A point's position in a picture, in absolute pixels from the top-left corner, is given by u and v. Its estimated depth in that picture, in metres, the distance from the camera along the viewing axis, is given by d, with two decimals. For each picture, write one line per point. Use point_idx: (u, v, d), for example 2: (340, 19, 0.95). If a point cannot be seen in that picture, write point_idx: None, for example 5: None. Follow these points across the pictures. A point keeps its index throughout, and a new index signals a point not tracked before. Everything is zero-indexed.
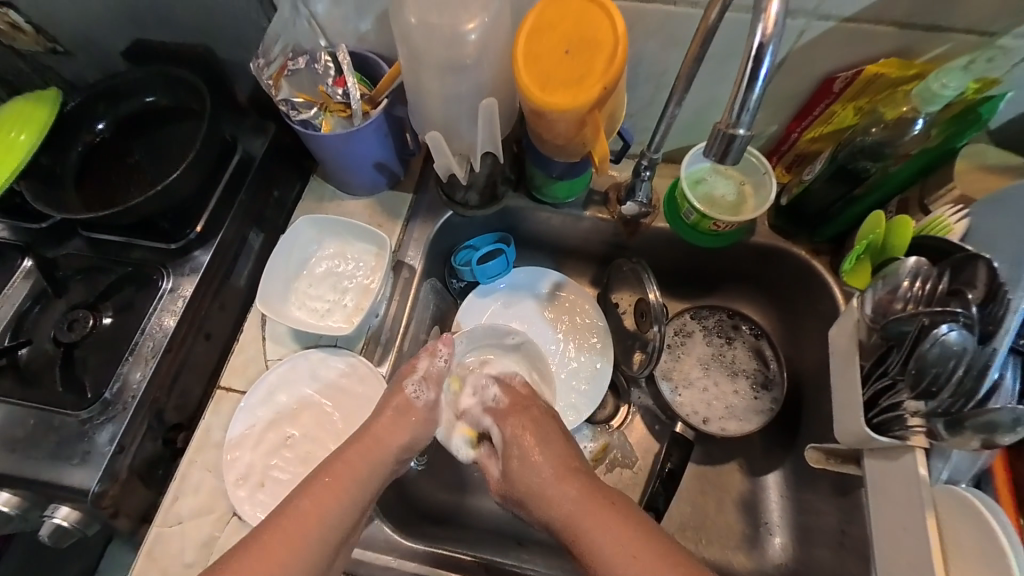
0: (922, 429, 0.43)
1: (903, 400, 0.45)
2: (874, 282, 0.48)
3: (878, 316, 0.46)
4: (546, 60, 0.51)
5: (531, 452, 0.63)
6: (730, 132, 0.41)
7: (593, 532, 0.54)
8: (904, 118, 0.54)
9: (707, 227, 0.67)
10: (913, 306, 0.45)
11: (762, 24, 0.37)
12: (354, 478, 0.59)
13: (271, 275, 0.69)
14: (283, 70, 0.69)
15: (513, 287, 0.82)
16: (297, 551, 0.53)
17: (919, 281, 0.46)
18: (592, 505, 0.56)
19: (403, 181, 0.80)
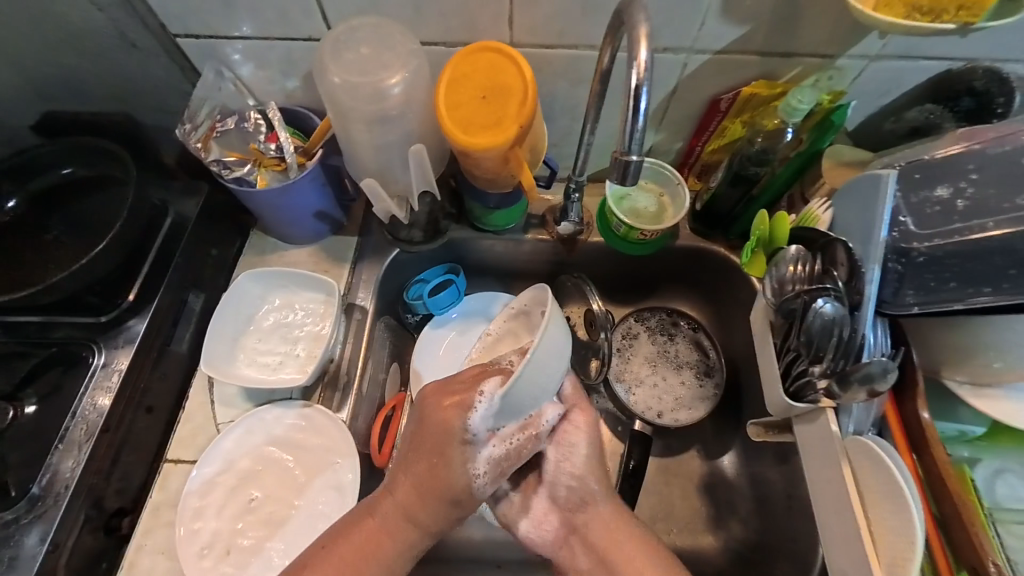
0: (824, 391, 0.50)
1: (806, 368, 0.51)
2: (767, 269, 0.55)
3: (774, 299, 0.54)
4: (465, 107, 0.56)
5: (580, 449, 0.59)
6: (624, 159, 0.47)
7: (628, 554, 0.56)
8: (778, 127, 0.64)
9: (635, 237, 0.74)
10: (798, 286, 0.52)
11: (636, 68, 0.43)
12: (427, 492, 0.55)
13: (214, 336, 0.68)
14: (211, 132, 0.69)
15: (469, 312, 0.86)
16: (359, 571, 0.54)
17: (800, 265, 0.53)
18: (629, 535, 0.57)
19: (347, 225, 0.81)
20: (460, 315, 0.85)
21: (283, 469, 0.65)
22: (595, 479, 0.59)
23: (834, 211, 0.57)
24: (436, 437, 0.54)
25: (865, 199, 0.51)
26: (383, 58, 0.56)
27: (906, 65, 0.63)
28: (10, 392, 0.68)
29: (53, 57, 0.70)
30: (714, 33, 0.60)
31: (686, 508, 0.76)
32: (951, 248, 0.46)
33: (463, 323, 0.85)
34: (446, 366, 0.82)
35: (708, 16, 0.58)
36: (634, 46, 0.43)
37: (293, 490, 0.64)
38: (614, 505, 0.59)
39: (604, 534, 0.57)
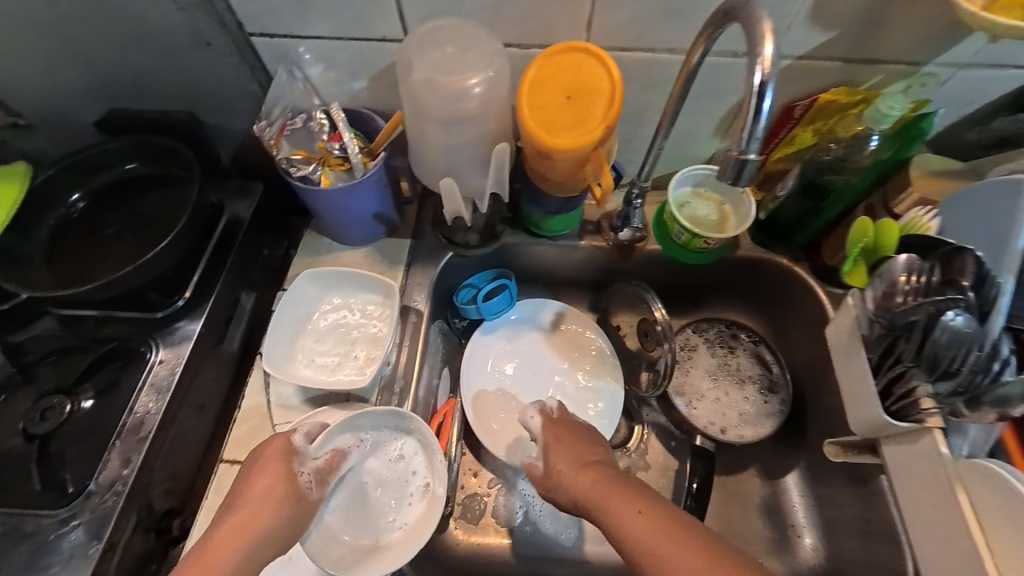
0: (936, 411, 0.47)
1: (915, 386, 0.48)
2: (871, 280, 0.50)
3: (883, 311, 0.49)
4: (549, 107, 0.55)
5: (555, 450, 0.62)
6: (742, 158, 0.45)
7: (610, 508, 0.52)
8: (860, 135, 0.62)
9: (697, 246, 0.72)
10: (912, 298, 0.47)
11: (761, 65, 0.42)
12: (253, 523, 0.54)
13: (274, 336, 0.67)
14: (282, 131, 0.69)
15: (519, 319, 0.84)
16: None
17: (914, 275, 0.48)
18: (608, 487, 0.54)
19: (400, 228, 0.81)
20: (507, 323, 0.84)
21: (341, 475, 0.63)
22: (561, 456, 0.61)
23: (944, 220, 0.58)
24: (274, 470, 0.57)
25: (997, 209, 0.53)
26: (466, 58, 0.55)
27: (991, 77, 0.61)
28: (67, 387, 0.67)
29: (124, 55, 0.71)
30: (797, 39, 0.59)
31: (747, 529, 0.73)
32: None
33: (511, 330, 0.84)
34: (496, 374, 0.81)
35: (794, 21, 0.57)
36: (757, 42, 0.42)
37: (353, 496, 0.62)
38: (584, 466, 0.58)
39: (582, 493, 0.56)
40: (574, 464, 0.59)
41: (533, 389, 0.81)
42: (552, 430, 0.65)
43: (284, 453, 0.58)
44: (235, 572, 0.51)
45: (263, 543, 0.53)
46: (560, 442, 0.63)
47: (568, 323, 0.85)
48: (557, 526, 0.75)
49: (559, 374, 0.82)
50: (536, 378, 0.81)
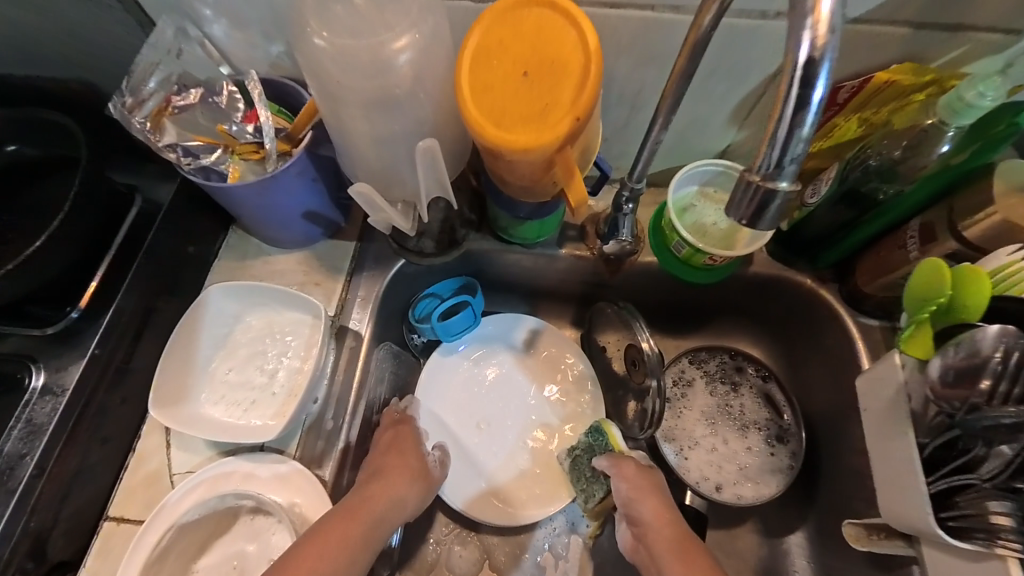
0: (1013, 542, 0.35)
1: (988, 505, 0.37)
2: (942, 346, 0.37)
3: (950, 389, 0.37)
4: (499, 88, 0.40)
5: (644, 481, 0.57)
6: (766, 186, 0.31)
7: None
8: (926, 131, 0.47)
9: (700, 262, 0.58)
10: (1000, 387, 0.36)
11: (811, 29, 0.27)
12: (372, 513, 0.51)
13: (172, 365, 0.54)
14: (167, 107, 0.54)
15: (489, 335, 0.71)
16: (340, 554, 0.47)
17: (1006, 356, 0.35)
18: (686, 548, 0.52)
19: (345, 229, 0.67)
20: (473, 341, 0.71)
21: (247, 526, 0.51)
22: (652, 496, 0.56)
23: None
24: (371, 464, 0.55)
25: None
26: (383, 10, 0.40)
27: None
28: None
29: None
30: None
31: None
32: None
33: (479, 348, 0.71)
34: (456, 403, 0.68)
35: None
36: None
37: (252, 557, 0.49)
38: (675, 524, 0.54)
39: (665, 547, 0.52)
40: (661, 511, 0.55)
41: (499, 422, 0.68)
42: (635, 469, 0.58)
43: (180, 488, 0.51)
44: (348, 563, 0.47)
45: (375, 531, 0.50)
46: (651, 484, 0.57)
47: (546, 342, 0.71)
48: None
49: (534, 402, 0.69)
50: (504, 408, 0.69)
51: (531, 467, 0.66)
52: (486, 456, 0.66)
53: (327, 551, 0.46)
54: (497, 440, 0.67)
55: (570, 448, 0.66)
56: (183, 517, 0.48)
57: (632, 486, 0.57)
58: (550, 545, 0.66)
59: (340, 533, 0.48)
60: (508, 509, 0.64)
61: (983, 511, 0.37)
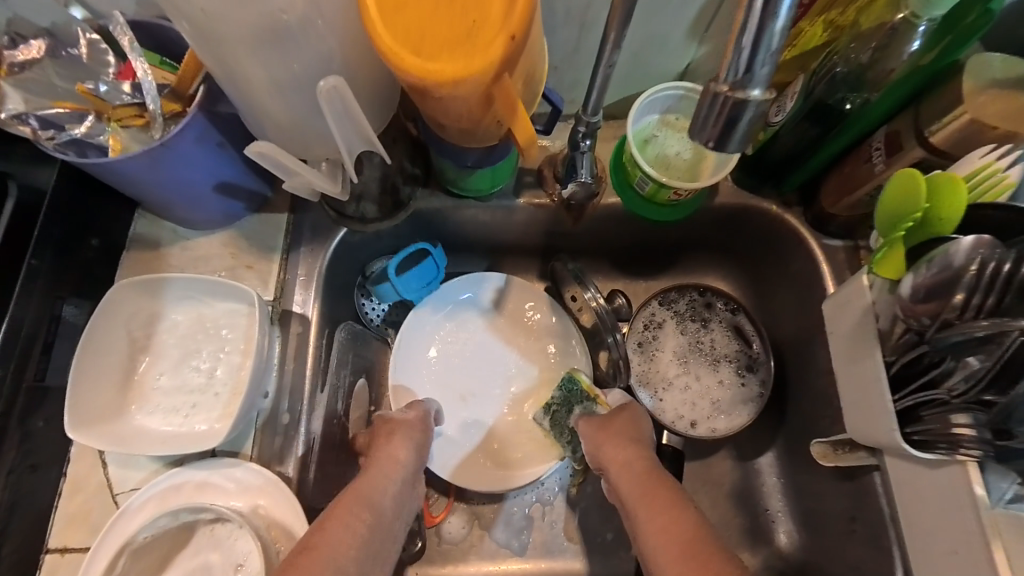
0: (973, 452, 0.36)
1: (951, 416, 0.37)
2: (914, 265, 0.36)
3: (916, 310, 0.36)
4: (416, 8, 0.34)
5: (602, 430, 0.56)
6: (736, 97, 0.27)
7: (654, 521, 0.47)
8: (895, 29, 0.43)
9: (665, 198, 0.55)
10: (973, 300, 0.34)
11: None
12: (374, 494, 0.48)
13: (88, 376, 0.48)
14: (6, 66, 0.44)
15: (459, 298, 0.66)
16: (348, 534, 0.44)
17: (975, 267, 0.34)
18: (650, 486, 0.49)
19: (271, 201, 0.59)
20: (443, 305, 0.66)
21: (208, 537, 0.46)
22: (609, 441, 0.55)
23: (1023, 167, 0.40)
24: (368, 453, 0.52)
25: None
26: None
27: None
28: None
29: None
30: None
31: (719, 520, 0.64)
32: None
33: (449, 314, 0.66)
34: (436, 372, 0.64)
35: None
36: None
37: (218, 568, 0.45)
38: (640, 463, 0.52)
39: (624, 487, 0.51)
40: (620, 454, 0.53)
41: (481, 390, 0.65)
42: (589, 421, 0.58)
43: (128, 507, 0.47)
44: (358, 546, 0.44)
45: (380, 512, 0.47)
46: (611, 429, 0.56)
47: (517, 299, 0.67)
48: (509, 534, 0.65)
49: (513, 363, 0.66)
50: (481, 373, 0.65)
51: (513, 427, 0.64)
52: (466, 425, 0.63)
53: (330, 528, 0.43)
54: (479, 406, 0.64)
55: (545, 406, 0.63)
56: (136, 536, 0.44)
57: (592, 436, 0.56)
58: (536, 496, 0.66)
59: (336, 517, 0.44)
60: (498, 474, 0.62)
61: (945, 423, 0.37)
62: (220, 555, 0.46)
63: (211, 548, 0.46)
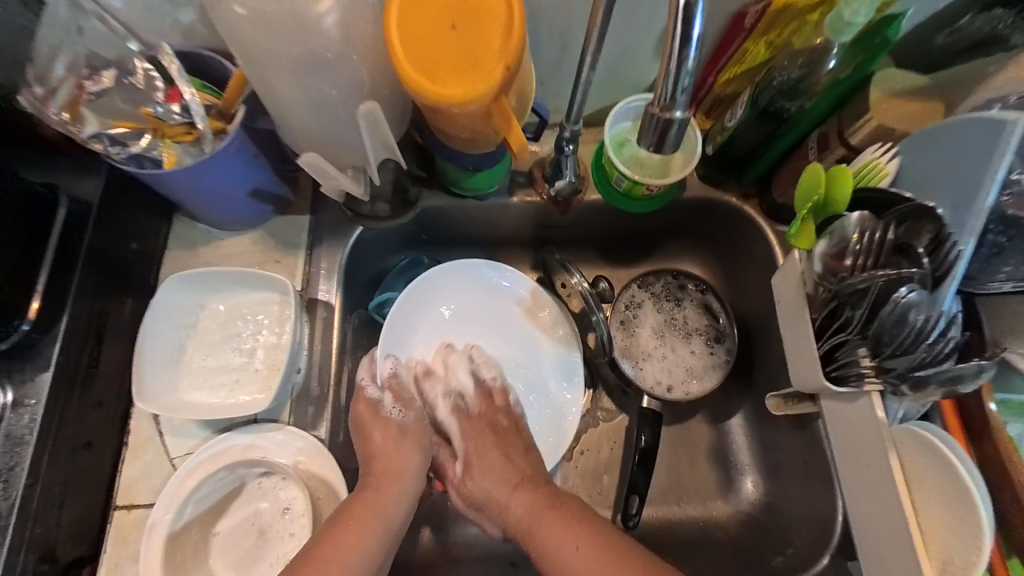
0: (876, 381, 0.45)
1: (857, 354, 0.46)
2: (821, 239, 0.46)
3: (829, 275, 0.46)
4: (430, 41, 0.42)
5: (489, 453, 0.63)
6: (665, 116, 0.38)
7: (551, 531, 0.54)
8: (818, 49, 0.52)
9: (640, 193, 0.64)
10: (861, 259, 0.45)
11: None
12: (377, 512, 0.55)
13: (144, 357, 0.55)
14: (81, 94, 0.52)
15: (480, 270, 0.69)
16: (359, 542, 0.52)
17: (866, 234, 0.44)
18: (546, 506, 0.56)
19: (294, 203, 0.67)
20: (457, 270, 0.69)
21: (254, 490, 0.56)
22: (501, 469, 0.61)
23: (903, 161, 0.48)
24: (377, 452, 0.59)
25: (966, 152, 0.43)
26: None
27: None
28: None
29: None
30: None
31: (697, 476, 0.73)
32: None
33: (444, 282, 0.69)
34: (435, 330, 0.68)
35: None
36: None
37: (267, 514, 0.55)
38: (525, 484, 0.60)
39: (514, 511, 0.58)
40: (511, 481, 0.61)
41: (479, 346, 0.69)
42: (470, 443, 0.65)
43: (181, 474, 0.53)
44: (368, 553, 0.52)
45: (385, 527, 0.55)
46: (490, 451, 0.63)
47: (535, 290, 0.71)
48: None
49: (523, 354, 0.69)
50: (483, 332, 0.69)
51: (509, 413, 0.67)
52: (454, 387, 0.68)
53: (342, 540, 0.51)
54: (464, 389, 0.68)
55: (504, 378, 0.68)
56: (194, 487, 0.52)
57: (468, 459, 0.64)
58: None
59: (348, 530, 0.52)
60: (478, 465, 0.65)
61: None
62: (271, 503, 0.55)
63: (263, 498, 0.55)
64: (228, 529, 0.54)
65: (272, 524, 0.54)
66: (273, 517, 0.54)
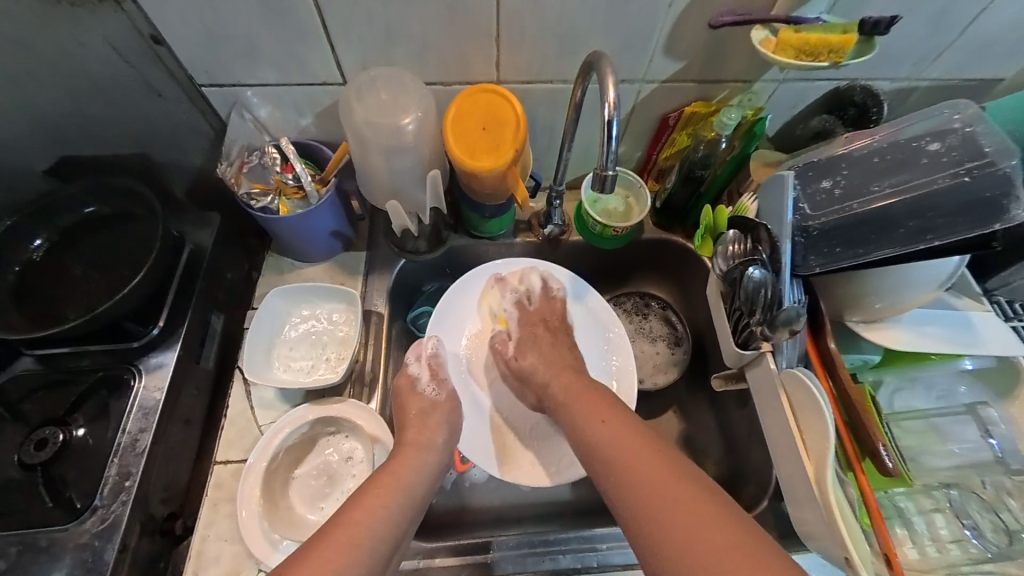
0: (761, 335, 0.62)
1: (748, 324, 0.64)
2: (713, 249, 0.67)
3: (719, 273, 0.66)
4: (469, 136, 0.69)
5: (552, 347, 0.81)
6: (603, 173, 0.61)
7: (586, 411, 0.68)
8: (714, 138, 0.78)
9: (609, 234, 0.88)
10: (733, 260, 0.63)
11: (606, 105, 0.56)
12: (399, 484, 0.63)
13: (251, 348, 0.75)
14: (241, 168, 0.78)
15: (518, 279, 0.88)
16: (385, 506, 0.60)
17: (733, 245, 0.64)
18: (584, 391, 0.72)
19: (355, 242, 0.91)
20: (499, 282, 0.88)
21: (324, 445, 0.74)
22: (565, 351, 0.80)
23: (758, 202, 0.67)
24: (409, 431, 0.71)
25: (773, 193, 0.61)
26: (399, 101, 0.68)
27: (806, 86, 0.80)
28: (59, 417, 0.72)
29: None
30: (660, 67, 0.75)
31: None
32: (838, 221, 0.58)
33: (482, 289, 0.87)
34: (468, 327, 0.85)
35: (655, 56, 0.73)
36: (604, 90, 0.56)
37: (335, 462, 0.73)
38: (572, 374, 0.76)
39: (560, 385, 0.74)
40: (563, 368, 0.77)
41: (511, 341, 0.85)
42: (531, 326, 0.84)
43: (270, 434, 0.70)
44: (392, 518, 0.59)
45: (409, 499, 0.63)
46: (546, 341, 0.81)
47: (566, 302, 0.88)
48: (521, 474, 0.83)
49: (503, 353, 0.83)
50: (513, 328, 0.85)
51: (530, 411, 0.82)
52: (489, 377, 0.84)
53: (371, 501, 0.60)
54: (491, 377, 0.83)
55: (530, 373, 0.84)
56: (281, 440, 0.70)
57: (526, 338, 0.82)
58: None
59: (374, 494, 0.61)
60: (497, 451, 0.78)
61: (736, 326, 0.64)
62: (338, 454, 0.73)
63: (331, 450, 0.73)
64: (305, 473, 0.72)
65: (339, 468, 0.71)
66: (341, 464, 0.72)
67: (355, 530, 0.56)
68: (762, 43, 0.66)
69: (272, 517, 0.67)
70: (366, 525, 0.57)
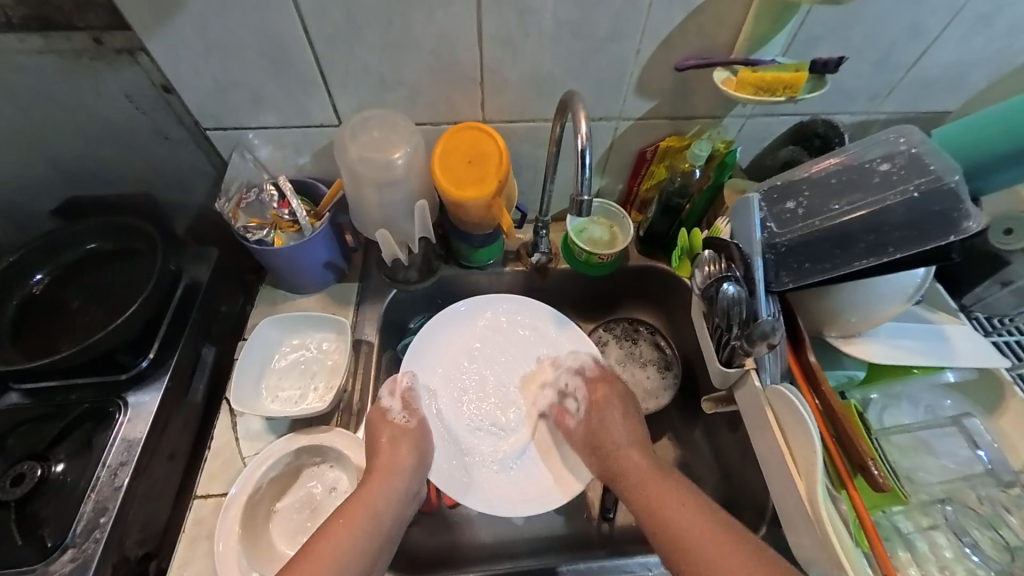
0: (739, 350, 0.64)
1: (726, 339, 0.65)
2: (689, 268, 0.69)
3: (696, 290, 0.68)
4: (456, 170, 0.73)
5: (608, 422, 0.78)
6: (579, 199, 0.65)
7: (673, 505, 0.65)
8: (689, 169, 0.84)
9: (595, 261, 0.90)
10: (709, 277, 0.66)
11: (581, 139, 0.61)
12: (366, 511, 0.65)
13: (241, 377, 0.76)
14: (239, 204, 0.82)
15: (493, 300, 0.88)
16: (351, 535, 0.62)
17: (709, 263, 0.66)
18: (663, 476, 0.70)
19: (348, 273, 0.93)
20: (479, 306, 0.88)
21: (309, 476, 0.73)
22: (625, 430, 0.77)
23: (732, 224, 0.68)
24: (381, 456, 0.70)
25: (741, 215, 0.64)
26: (390, 139, 0.72)
27: (771, 121, 0.86)
28: (40, 452, 0.71)
29: (91, 150, 0.81)
30: (634, 106, 0.81)
31: None
32: (804, 237, 0.60)
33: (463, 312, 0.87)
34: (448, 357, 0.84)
35: (628, 96, 0.79)
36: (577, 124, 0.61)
37: (319, 495, 0.72)
38: (641, 456, 0.74)
39: (638, 469, 0.72)
40: (633, 450, 0.74)
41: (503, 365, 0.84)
42: (597, 401, 0.80)
43: (251, 467, 0.68)
44: (361, 546, 0.62)
45: (375, 523, 0.64)
46: (610, 418, 0.78)
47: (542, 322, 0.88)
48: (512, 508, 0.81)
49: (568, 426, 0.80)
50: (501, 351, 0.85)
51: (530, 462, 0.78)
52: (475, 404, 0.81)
53: (335, 532, 0.62)
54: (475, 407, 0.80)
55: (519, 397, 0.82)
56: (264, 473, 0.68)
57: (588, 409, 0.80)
58: None
59: (342, 524, 0.63)
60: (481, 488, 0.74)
61: None
62: (322, 485, 0.73)
63: (315, 481, 0.73)
64: (288, 504, 0.71)
65: (324, 499, 0.71)
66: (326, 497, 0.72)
67: (323, 561, 0.59)
68: (725, 82, 0.73)
69: (252, 551, 0.65)
70: (330, 557, 0.59)
